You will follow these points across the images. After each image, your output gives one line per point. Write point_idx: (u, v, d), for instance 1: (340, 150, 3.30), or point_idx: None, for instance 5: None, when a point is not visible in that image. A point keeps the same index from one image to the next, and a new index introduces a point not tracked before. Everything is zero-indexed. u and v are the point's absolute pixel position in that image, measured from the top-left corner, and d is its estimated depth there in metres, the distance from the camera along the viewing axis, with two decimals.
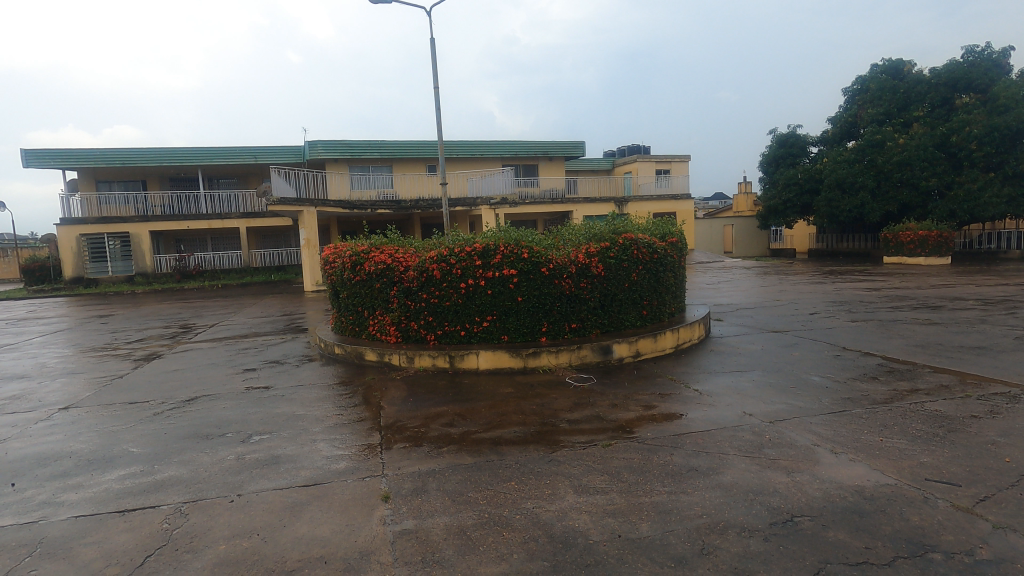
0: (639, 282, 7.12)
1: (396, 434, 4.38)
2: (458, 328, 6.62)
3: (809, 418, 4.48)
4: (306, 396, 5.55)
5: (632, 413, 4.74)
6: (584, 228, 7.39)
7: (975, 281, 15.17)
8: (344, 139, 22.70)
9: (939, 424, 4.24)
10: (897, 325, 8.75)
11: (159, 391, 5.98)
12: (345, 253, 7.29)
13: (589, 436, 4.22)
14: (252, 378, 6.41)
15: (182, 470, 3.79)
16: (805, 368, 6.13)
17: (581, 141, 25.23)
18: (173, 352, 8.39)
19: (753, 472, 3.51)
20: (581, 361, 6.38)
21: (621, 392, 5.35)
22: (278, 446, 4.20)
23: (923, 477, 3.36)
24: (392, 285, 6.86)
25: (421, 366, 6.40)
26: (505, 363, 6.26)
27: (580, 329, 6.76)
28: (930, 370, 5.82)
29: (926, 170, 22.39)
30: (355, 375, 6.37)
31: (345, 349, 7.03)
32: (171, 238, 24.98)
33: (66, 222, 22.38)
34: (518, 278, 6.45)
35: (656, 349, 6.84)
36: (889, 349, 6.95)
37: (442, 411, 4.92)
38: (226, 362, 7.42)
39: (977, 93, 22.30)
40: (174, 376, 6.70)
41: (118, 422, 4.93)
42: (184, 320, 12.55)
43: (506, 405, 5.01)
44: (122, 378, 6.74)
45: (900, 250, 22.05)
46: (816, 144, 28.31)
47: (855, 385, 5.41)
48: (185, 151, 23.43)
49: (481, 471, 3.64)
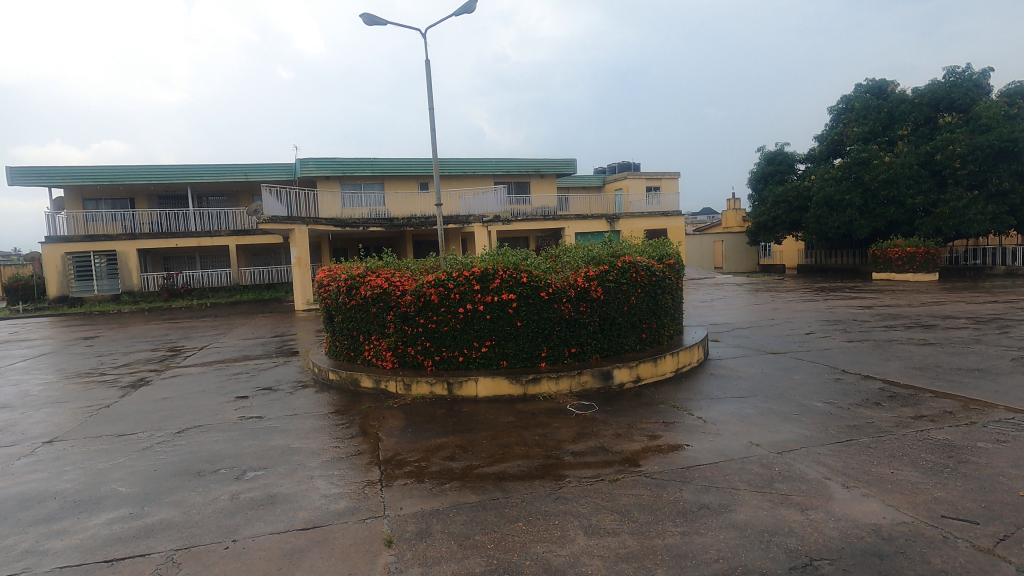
0: (639, 306, 7.09)
1: (396, 469, 4.26)
2: (455, 354, 6.49)
3: (816, 448, 4.42)
4: (302, 427, 5.41)
5: (638, 444, 4.63)
6: (583, 251, 7.36)
7: (965, 298, 15.33)
8: (336, 157, 22.71)
9: (948, 454, 4.19)
10: (892, 345, 8.77)
11: (150, 421, 5.81)
12: (341, 276, 7.22)
13: (595, 470, 4.11)
14: (244, 407, 6.22)
15: (172, 513, 3.63)
16: (807, 394, 6.09)
17: (572, 158, 25.43)
18: (161, 378, 8.17)
19: (766, 510, 3.42)
20: (581, 388, 6.29)
21: (624, 420, 5.26)
22: (273, 483, 4.06)
23: (939, 513, 3.30)
24: (388, 310, 6.74)
25: (419, 394, 6.28)
26: (505, 391, 6.16)
27: (580, 354, 6.68)
28: (933, 395, 5.77)
29: (911, 187, 22.82)
30: (351, 402, 6.24)
31: (340, 376, 6.90)
32: (158, 256, 24.66)
33: (51, 240, 22.08)
34: (518, 303, 6.35)
35: (657, 373, 6.77)
36: (888, 372, 6.92)
37: (442, 443, 4.79)
38: (217, 389, 7.24)
39: (958, 113, 22.94)
40: (163, 405, 6.50)
41: (105, 457, 4.74)
42: (174, 341, 12.31)
43: (507, 435, 4.90)
44: (110, 407, 6.54)
45: (889, 266, 22.28)
46: (803, 161, 28.78)
47: (859, 412, 5.35)
48: (174, 169, 23.26)
49: (486, 510, 3.52)
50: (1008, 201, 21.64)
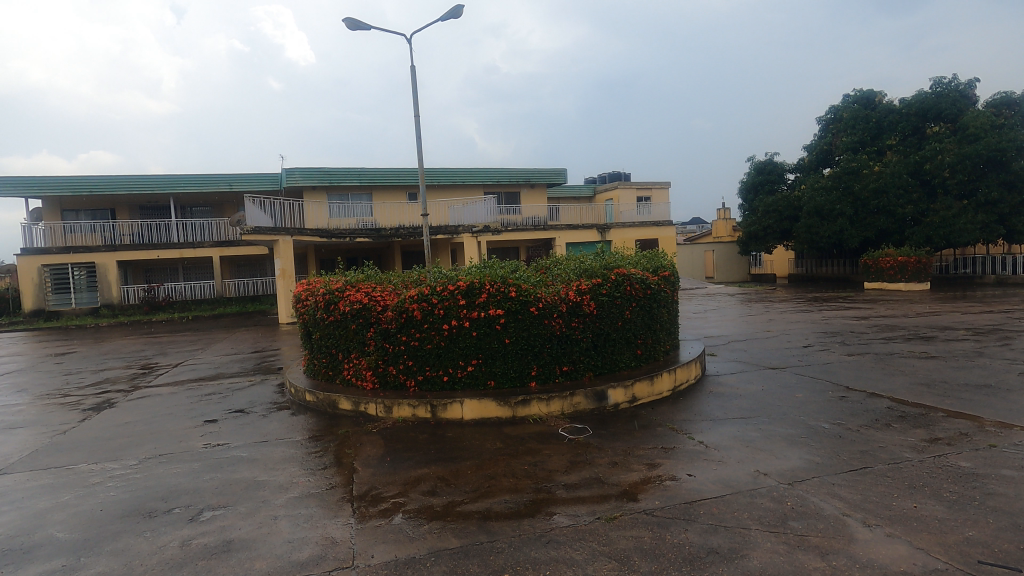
0: (633, 320, 6.75)
1: (370, 508, 3.85)
2: (439, 374, 6.08)
3: (829, 478, 4.08)
4: (271, 456, 4.97)
5: (636, 474, 4.25)
6: (575, 263, 7.02)
7: (959, 308, 15.17)
8: (323, 167, 22.32)
9: (973, 485, 3.85)
10: (894, 359, 8.48)
11: (106, 450, 5.35)
12: (319, 291, 6.83)
13: (588, 506, 3.72)
14: (212, 433, 5.77)
15: (111, 564, 3.20)
16: (811, 414, 5.76)
17: (562, 168, 25.22)
18: (127, 399, 7.68)
19: (782, 555, 3.06)
20: (574, 409, 5.91)
21: (620, 446, 4.89)
22: (231, 525, 3.64)
23: (975, 558, 2.95)
24: (368, 327, 6.34)
25: (400, 418, 5.88)
26: (493, 413, 5.77)
27: (572, 372, 6.31)
28: (945, 416, 5.46)
29: (901, 197, 22.82)
30: (328, 427, 5.82)
31: (317, 397, 6.49)
32: (140, 268, 24.06)
33: (27, 252, 21.45)
34: (506, 318, 5.96)
35: (654, 393, 6.42)
36: (894, 389, 6.61)
37: (423, 474, 4.38)
38: (185, 411, 6.77)
39: (946, 122, 23.03)
40: (124, 431, 6.02)
41: (48, 495, 4.28)
42: (148, 358, 11.78)
43: (494, 465, 4.50)
44: (65, 434, 6.06)
45: (880, 275, 22.17)
46: (792, 171, 28.83)
47: (870, 435, 5.02)
48: (156, 178, 22.75)
49: (467, 558, 3.12)
50: (997, 211, 21.59)
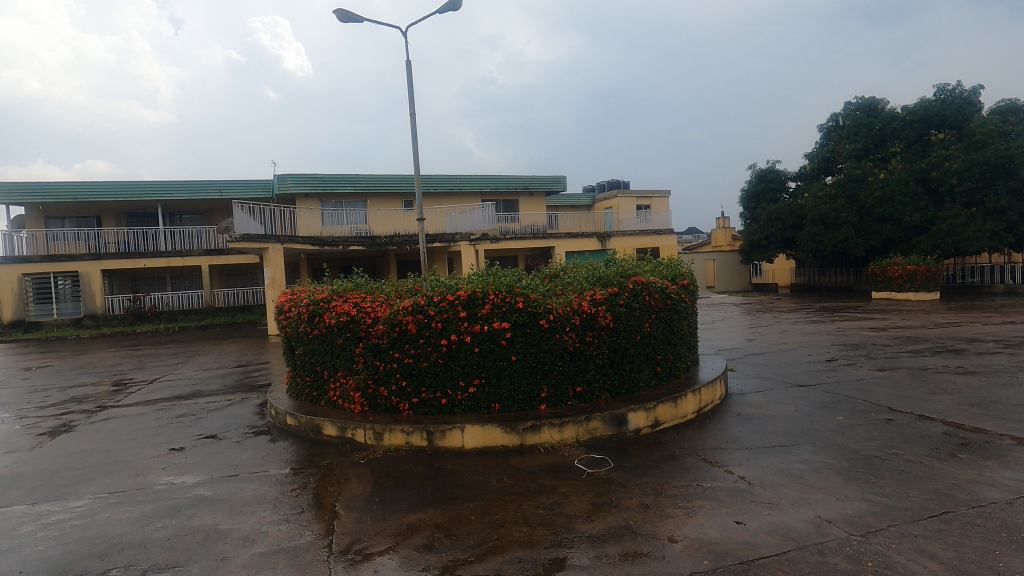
0: (652, 334, 6.07)
1: (352, 570, 3.12)
2: (437, 396, 5.38)
3: (908, 527, 3.38)
4: (239, 497, 4.23)
5: (675, 522, 3.54)
6: (588, 271, 6.34)
7: (976, 319, 14.58)
8: (316, 174, 21.71)
9: None
10: (931, 375, 7.80)
11: (49, 488, 4.60)
12: (303, 301, 6.12)
13: (621, 569, 3.01)
14: (176, 465, 5.03)
15: None
16: (859, 441, 5.06)
17: (560, 175, 24.77)
18: (90, 422, 6.91)
19: None
20: (590, 436, 5.21)
21: (648, 483, 4.18)
22: None
23: None
24: (357, 342, 5.62)
25: (392, 446, 5.17)
26: (499, 442, 5.06)
27: (587, 394, 5.61)
28: (1013, 444, 4.78)
29: (907, 205, 22.28)
30: (311, 456, 5.09)
31: (299, 421, 5.77)
32: (125, 277, 23.28)
33: (7, 260, 20.62)
34: (513, 332, 5.26)
35: (677, 416, 5.72)
36: (944, 410, 5.93)
37: (418, 521, 3.66)
38: (151, 437, 6.02)
39: (950, 129, 22.63)
40: (76, 462, 5.26)
41: None
42: (123, 373, 10.98)
43: (502, 509, 3.78)
44: (7, 466, 5.28)
45: (888, 285, 21.57)
46: (793, 179, 28.39)
47: (937, 468, 4.33)
48: (144, 185, 22.07)
49: None
50: (1006, 218, 21.11)
